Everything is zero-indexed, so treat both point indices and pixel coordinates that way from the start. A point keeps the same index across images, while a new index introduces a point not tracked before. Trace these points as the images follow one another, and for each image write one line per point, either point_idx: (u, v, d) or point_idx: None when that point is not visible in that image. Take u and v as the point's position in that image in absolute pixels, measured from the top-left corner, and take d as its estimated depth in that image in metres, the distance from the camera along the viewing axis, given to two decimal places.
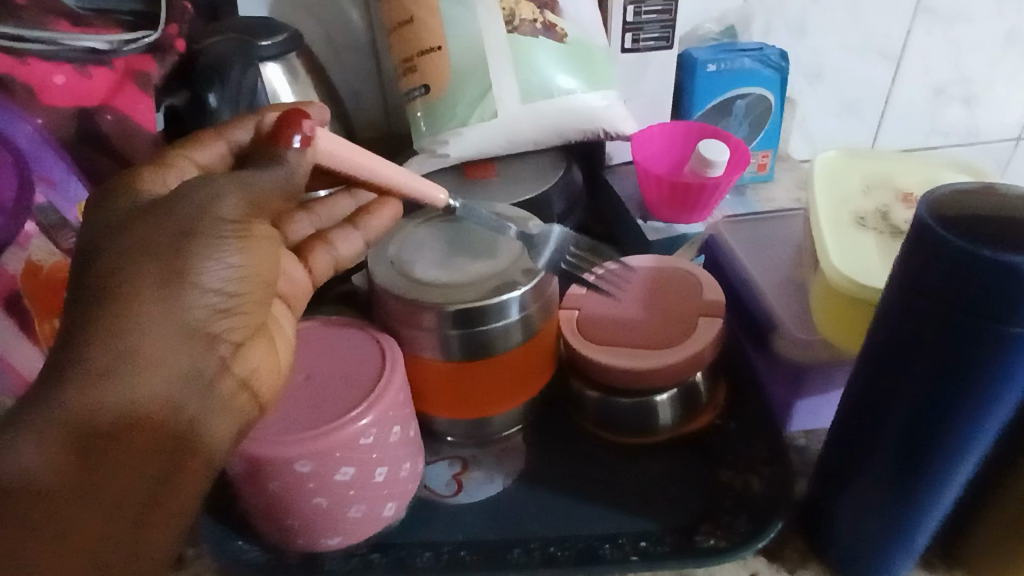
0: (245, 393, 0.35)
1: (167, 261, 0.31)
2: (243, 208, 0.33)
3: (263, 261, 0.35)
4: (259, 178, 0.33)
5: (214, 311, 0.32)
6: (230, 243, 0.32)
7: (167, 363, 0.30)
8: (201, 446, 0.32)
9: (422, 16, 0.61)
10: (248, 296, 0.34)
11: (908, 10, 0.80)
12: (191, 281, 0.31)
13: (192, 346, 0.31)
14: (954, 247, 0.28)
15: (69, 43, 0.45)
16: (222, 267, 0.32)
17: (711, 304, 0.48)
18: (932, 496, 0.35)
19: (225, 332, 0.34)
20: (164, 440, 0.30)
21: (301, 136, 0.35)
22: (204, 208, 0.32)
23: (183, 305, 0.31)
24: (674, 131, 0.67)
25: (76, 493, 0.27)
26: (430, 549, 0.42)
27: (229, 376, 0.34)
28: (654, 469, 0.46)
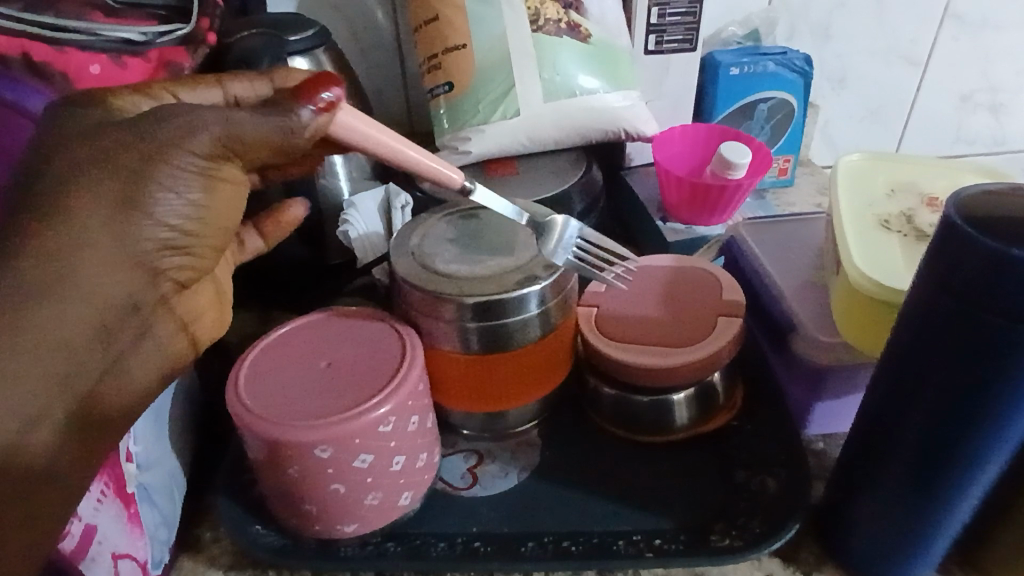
0: (185, 335, 0.33)
1: (120, 183, 0.29)
2: (215, 146, 0.31)
3: (226, 206, 0.33)
4: (247, 124, 0.32)
5: (163, 245, 0.31)
6: (191, 177, 0.31)
7: (101, 292, 0.29)
8: (132, 379, 0.31)
9: (448, 15, 0.62)
10: (202, 237, 0.32)
11: (936, 16, 0.79)
12: (143, 210, 0.30)
13: (135, 278, 0.30)
14: (983, 246, 0.28)
15: (106, 34, 0.47)
16: (178, 202, 0.31)
17: (731, 304, 0.48)
18: (952, 501, 0.34)
19: (171, 270, 0.32)
20: (89, 369, 0.29)
21: (326, 102, 0.34)
22: (171, 139, 0.30)
23: (130, 235, 0.29)
24: (695, 133, 0.67)
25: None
26: (445, 540, 0.42)
27: (172, 315, 0.32)
28: (670, 469, 0.46)
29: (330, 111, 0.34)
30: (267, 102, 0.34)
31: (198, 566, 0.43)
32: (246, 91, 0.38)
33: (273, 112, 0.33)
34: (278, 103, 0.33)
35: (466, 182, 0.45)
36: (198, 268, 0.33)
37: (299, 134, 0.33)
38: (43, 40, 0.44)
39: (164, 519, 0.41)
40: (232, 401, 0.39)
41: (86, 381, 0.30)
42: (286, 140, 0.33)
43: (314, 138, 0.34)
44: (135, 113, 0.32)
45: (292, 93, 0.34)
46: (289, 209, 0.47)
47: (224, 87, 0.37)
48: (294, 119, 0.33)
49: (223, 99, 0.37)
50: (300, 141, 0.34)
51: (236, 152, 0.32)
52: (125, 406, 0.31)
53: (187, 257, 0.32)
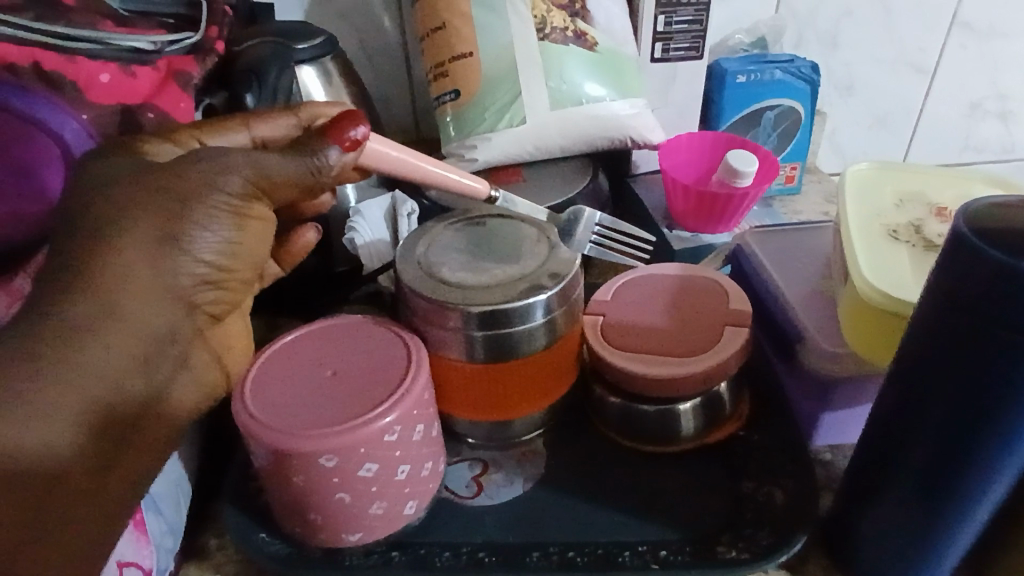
0: (217, 366, 0.38)
1: (161, 225, 0.31)
2: (246, 186, 0.34)
3: (257, 241, 0.36)
4: (277, 166, 0.34)
5: (200, 280, 0.33)
6: (225, 218, 0.33)
7: (145, 322, 0.32)
8: (167, 406, 0.34)
9: (455, 23, 0.62)
10: (235, 272, 0.35)
11: (944, 24, 0.79)
12: (182, 247, 0.32)
13: (174, 312, 0.33)
14: (992, 258, 0.28)
15: (114, 43, 0.47)
16: (214, 240, 0.33)
17: (739, 314, 0.47)
18: (962, 515, 0.34)
19: (205, 302, 0.34)
20: (134, 398, 0.32)
21: (351, 139, 0.35)
22: (207, 181, 0.33)
23: (171, 272, 0.32)
24: (701, 141, 0.67)
25: (53, 443, 0.29)
26: (450, 550, 0.42)
27: (205, 346, 0.36)
28: (675, 479, 0.46)
29: (358, 148, 0.36)
30: (295, 141, 0.36)
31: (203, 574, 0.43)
32: (270, 131, 0.39)
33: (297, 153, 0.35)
34: (308, 142, 0.35)
35: (490, 192, 0.51)
36: (228, 302, 0.36)
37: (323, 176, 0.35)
38: (52, 49, 0.44)
39: (171, 528, 0.41)
40: (238, 408, 0.39)
41: (133, 408, 0.32)
42: (315, 176, 0.35)
43: (338, 175, 0.36)
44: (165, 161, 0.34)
45: (318, 132, 0.35)
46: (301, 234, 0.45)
47: (251, 133, 0.39)
48: (316, 159, 0.34)
49: (249, 142, 0.39)
50: (327, 177, 0.35)
51: (266, 191, 0.35)
52: (162, 429, 0.34)
53: (220, 291, 0.35)
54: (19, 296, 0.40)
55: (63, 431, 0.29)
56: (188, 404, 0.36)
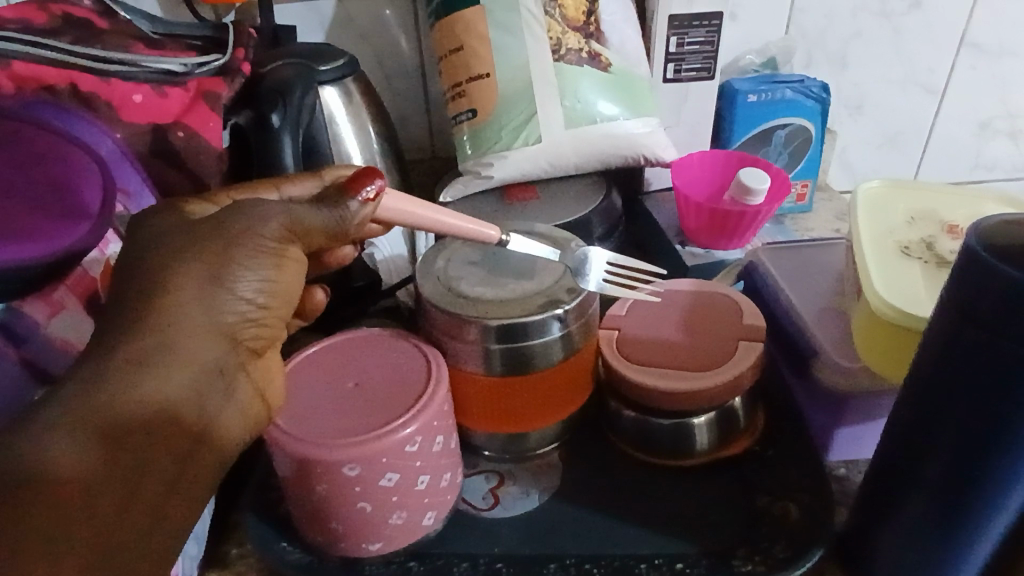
0: (262, 404, 0.34)
1: (206, 262, 0.31)
2: (283, 231, 0.33)
3: (297, 281, 0.34)
4: (309, 216, 0.34)
5: (246, 319, 0.32)
6: (268, 257, 0.32)
7: (194, 360, 0.30)
8: (215, 450, 0.31)
9: (472, 44, 0.63)
10: (277, 311, 0.33)
11: (953, 45, 0.80)
12: (226, 284, 0.31)
13: (219, 348, 0.31)
14: (1005, 274, 0.29)
15: (148, 65, 0.49)
16: (257, 278, 0.32)
17: (752, 329, 0.48)
18: (979, 530, 0.34)
19: (251, 341, 0.32)
20: (179, 441, 0.29)
21: (371, 190, 0.36)
22: (248, 221, 0.32)
23: (214, 307, 0.31)
24: (713, 159, 0.68)
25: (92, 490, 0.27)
26: (467, 560, 0.42)
27: (248, 384, 0.32)
28: (691, 493, 0.46)
29: (377, 202, 0.36)
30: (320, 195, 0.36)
31: None
32: (297, 192, 0.38)
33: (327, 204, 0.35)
34: (331, 196, 0.35)
35: (500, 234, 0.46)
36: (270, 339, 0.34)
37: (347, 227, 0.35)
38: (90, 71, 0.46)
39: (194, 534, 0.43)
40: None
41: (179, 452, 0.29)
42: (339, 230, 0.35)
43: (361, 227, 0.36)
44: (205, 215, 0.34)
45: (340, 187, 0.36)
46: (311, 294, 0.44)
47: (278, 189, 0.38)
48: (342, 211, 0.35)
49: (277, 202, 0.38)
50: (351, 230, 0.36)
51: (299, 237, 0.34)
52: (209, 477, 0.31)
53: (264, 329, 0.33)
54: (62, 309, 0.39)
55: (102, 476, 0.27)
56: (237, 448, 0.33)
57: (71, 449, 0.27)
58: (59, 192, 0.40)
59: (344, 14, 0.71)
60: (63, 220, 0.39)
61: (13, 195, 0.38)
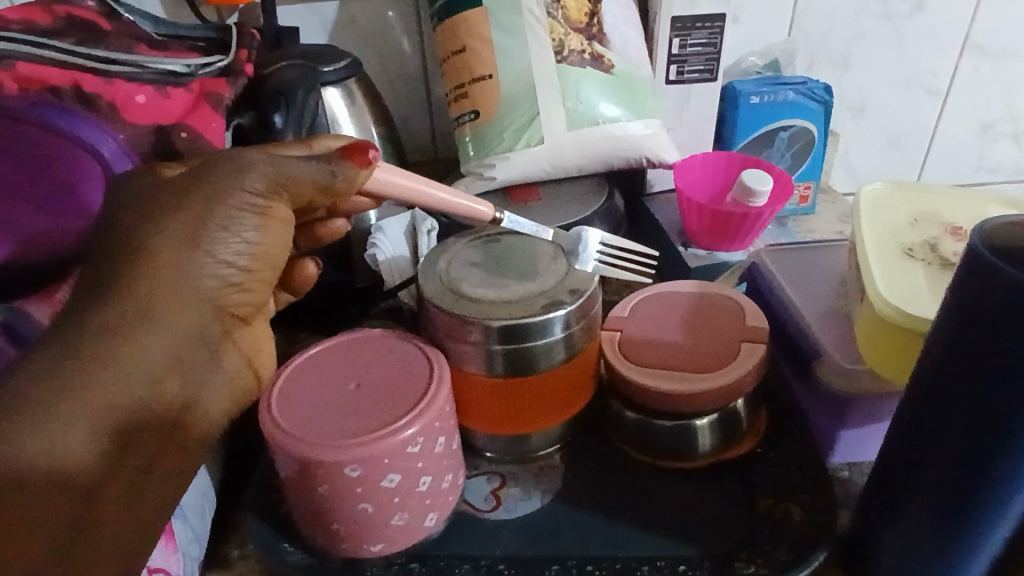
0: (249, 370, 0.37)
1: (187, 229, 0.32)
2: (267, 185, 0.34)
3: (283, 237, 0.36)
4: (295, 168, 0.35)
5: (227, 283, 0.34)
6: (249, 218, 0.34)
7: (178, 328, 0.32)
8: (200, 409, 0.34)
9: (474, 46, 0.63)
10: (260, 274, 0.36)
11: (955, 47, 0.80)
12: (207, 251, 0.33)
13: (201, 315, 0.33)
14: (1009, 276, 0.29)
15: (150, 66, 0.50)
16: (237, 241, 0.34)
17: (755, 330, 0.48)
18: (984, 533, 0.34)
19: (234, 305, 0.35)
20: (166, 402, 0.32)
21: (362, 158, 0.36)
22: (229, 181, 0.33)
23: (194, 274, 0.32)
24: (715, 161, 0.68)
25: (82, 454, 0.29)
26: (469, 562, 0.42)
27: (234, 348, 0.36)
28: (693, 495, 0.46)
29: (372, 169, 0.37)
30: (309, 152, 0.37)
31: None
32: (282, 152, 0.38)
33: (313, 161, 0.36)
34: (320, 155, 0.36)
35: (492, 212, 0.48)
36: (252, 303, 0.36)
37: (335, 186, 0.36)
38: (92, 71, 0.46)
39: (195, 536, 0.43)
40: (264, 418, 0.40)
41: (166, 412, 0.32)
42: (328, 184, 0.36)
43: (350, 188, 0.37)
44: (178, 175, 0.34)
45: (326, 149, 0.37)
46: (302, 266, 0.45)
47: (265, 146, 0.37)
48: (327, 168, 0.36)
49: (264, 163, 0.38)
50: (341, 188, 0.36)
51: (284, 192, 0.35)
52: (196, 433, 0.34)
53: (247, 294, 0.35)
54: (63, 307, 0.40)
55: (88, 443, 0.29)
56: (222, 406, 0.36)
57: (62, 415, 0.28)
58: (58, 191, 0.40)
59: (347, 16, 0.72)
60: (57, 219, 0.39)
61: (11, 194, 0.39)
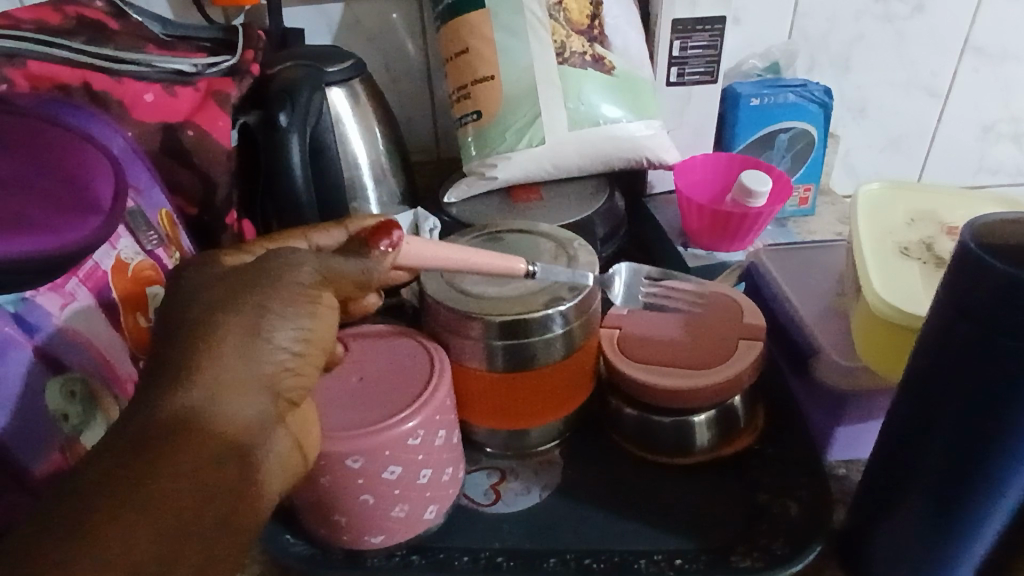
0: (300, 453, 0.33)
1: (245, 313, 0.31)
2: (316, 277, 0.34)
3: (333, 326, 0.34)
4: (340, 264, 0.35)
5: (283, 369, 0.32)
6: (303, 305, 0.33)
7: (236, 412, 0.30)
8: (258, 505, 0.30)
9: (477, 46, 0.64)
10: (314, 360, 0.33)
11: (955, 49, 0.80)
12: (264, 334, 0.31)
13: (260, 398, 0.31)
14: (997, 270, 0.29)
15: (159, 66, 0.50)
16: (292, 327, 0.32)
17: (752, 327, 0.49)
18: (977, 525, 0.34)
19: (289, 392, 0.32)
20: (222, 498, 0.29)
21: (389, 243, 0.36)
22: (282, 270, 0.33)
23: (253, 357, 0.31)
24: (716, 161, 0.69)
25: (127, 568, 0.26)
26: (468, 554, 0.43)
27: (287, 433, 0.32)
28: (690, 489, 0.46)
29: (396, 252, 0.37)
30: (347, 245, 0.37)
31: None
32: (326, 242, 0.39)
33: (355, 254, 0.36)
34: (357, 248, 0.36)
35: (528, 264, 0.45)
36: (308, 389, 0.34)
37: (373, 279, 0.36)
38: (101, 70, 0.47)
39: None
40: None
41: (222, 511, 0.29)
42: (367, 277, 0.36)
43: (384, 275, 0.37)
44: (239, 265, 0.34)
45: (360, 239, 0.36)
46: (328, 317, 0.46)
47: (307, 239, 0.39)
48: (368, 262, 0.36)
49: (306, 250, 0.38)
50: (374, 278, 0.36)
51: (331, 283, 0.35)
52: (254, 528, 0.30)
53: (300, 378, 0.33)
54: (73, 300, 0.39)
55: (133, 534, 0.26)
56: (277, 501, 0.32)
57: (109, 516, 0.26)
58: (68, 186, 0.40)
59: (352, 16, 0.72)
60: (73, 213, 0.40)
61: (21, 189, 0.39)
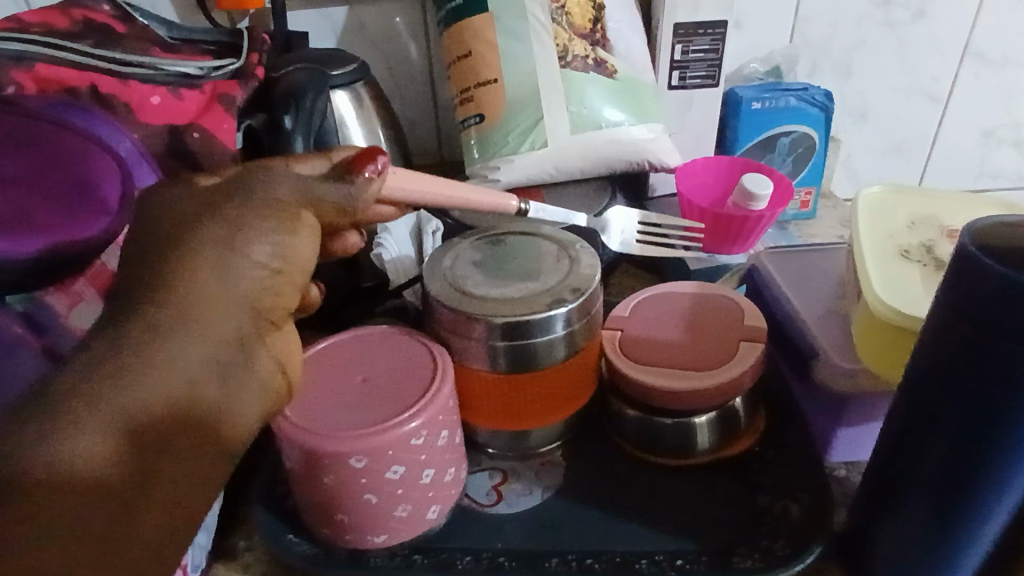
0: (284, 381, 0.31)
1: (217, 227, 0.29)
2: (294, 196, 0.32)
3: (314, 250, 0.32)
4: (320, 187, 0.32)
5: (262, 288, 0.30)
6: (279, 222, 0.30)
7: (209, 333, 0.28)
8: (235, 423, 0.29)
9: (480, 50, 0.64)
10: (294, 279, 0.31)
11: (956, 54, 0.81)
12: (237, 250, 0.29)
13: (237, 318, 0.29)
14: (994, 273, 0.29)
15: (166, 69, 0.52)
16: (267, 244, 0.30)
17: (753, 330, 0.49)
18: (976, 526, 0.34)
19: (271, 312, 0.30)
20: (191, 419, 0.28)
21: (375, 168, 0.34)
22: (258, 186, 0.31)
23: (227, 274, 0.29)
24: (718, 165, 0.69)
25: (94, 481, 0.26)
26: (470, 554, 0.43)
27: (269, 357, 0.30)
28: (691, 491, 0.47)
29: (382, 179, 0.35)
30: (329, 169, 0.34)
31: (232, 573, 0.45)
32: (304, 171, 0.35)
33: (337, 177, 0.33)
34: (342, 172, 0.33)
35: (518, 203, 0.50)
36: (291, 311, 0.31)
37: (356, 204, 0.33)
38: (109, 73, 0.48)
39: (204, 524, 0.44)
40: None
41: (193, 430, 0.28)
42: (349, 205, 0.33)
43: (370, 204, 0.34)
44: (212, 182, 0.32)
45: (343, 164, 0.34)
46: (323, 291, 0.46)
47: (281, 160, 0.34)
48: (350, 186, 0.33)
49: None
50: (360, 208, 0.34)
51: (310, 205, 0.32)
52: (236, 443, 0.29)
53: (282, 299, 0.31)
54: (80, 300, 0.41)
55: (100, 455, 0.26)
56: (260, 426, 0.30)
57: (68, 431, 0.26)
58: (79, 192, 0.40)
59: (355, 20, 0.73)
60: (86, 218, 0.40)
61: (33, 190, 0.39)
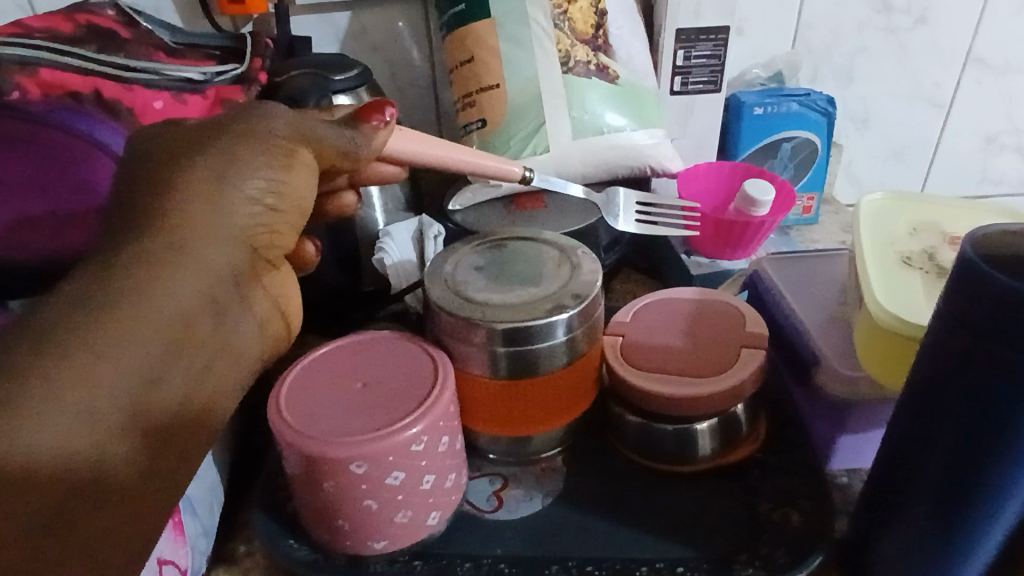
0: (275, 313, 0.37)
1: (216, 163, 0.34)
2: (294, 134, 0.36)
3: (308, 186, 0.37)
4: (327, 134, 0.37)
5: (256, 223, 0.35)
6: (276, 161, 0.35)
7: (211, 261, 0.32)
8: (229, 344, 0.34)
9: (482, 56, 0.64)
10: (286, 215, 0.36)
11: (959, 60, 0.81)
12: (235, 186, 0.34)
13: (234, 251, 0.34)
14: (996, 282, 0.29)
15: (169, 74, 0.52)
16: (263, 182, 0.34)
17: (755, 337, 0.49)
18: (978, 535, 0.34)
19: (264, 248, 0.35)
20: (196, 339, 0.32)
21: (381, 120, 0.39)
22: (256, 125, 0.36)
23: (226, 207, 0.33)
24: (719, 170, 0.69)
25: (105, 390, 0.29)
26: (470, 561, 0.43)
27: (263, 293, 0.36)
28: (693, 498, 0.46)
29: (389, 130, 0.39)
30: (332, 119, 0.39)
31: None
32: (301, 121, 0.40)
33: (338, 125, 0.38)
34: (347, 122, 0.38)
35: (522, 169, 0.52)
36: (280, 248, 0.37)
37: (359, 151, 0.38)
38: (113, 79, 0.48)
39: (204, 530, 0.44)
40: (273, 416, 0.41)
41: (195, 348, 0.32)
42: (354, 150, 0.38)
43: (373, 152, 0.39)
44: (204, 123, 0.36)
45: (347, 115, 0.39)
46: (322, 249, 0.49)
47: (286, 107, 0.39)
48: (351, 134, 0.38)
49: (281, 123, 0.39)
50: (364, 153, 0.39)
51: (313, 145, 0.37)
52: (230, 363, 0.34)
53: (273, 235, 0.36)
54: None
55: (109, 371, 0.29)
56: (250, 352, 0.35)
57: (80, 343, 0.28)
58: (78, 194, 0.41)
59: (358, 26, 0.73)
60: (82, 220, 0.41)
61: (30, 193, 0.40)
